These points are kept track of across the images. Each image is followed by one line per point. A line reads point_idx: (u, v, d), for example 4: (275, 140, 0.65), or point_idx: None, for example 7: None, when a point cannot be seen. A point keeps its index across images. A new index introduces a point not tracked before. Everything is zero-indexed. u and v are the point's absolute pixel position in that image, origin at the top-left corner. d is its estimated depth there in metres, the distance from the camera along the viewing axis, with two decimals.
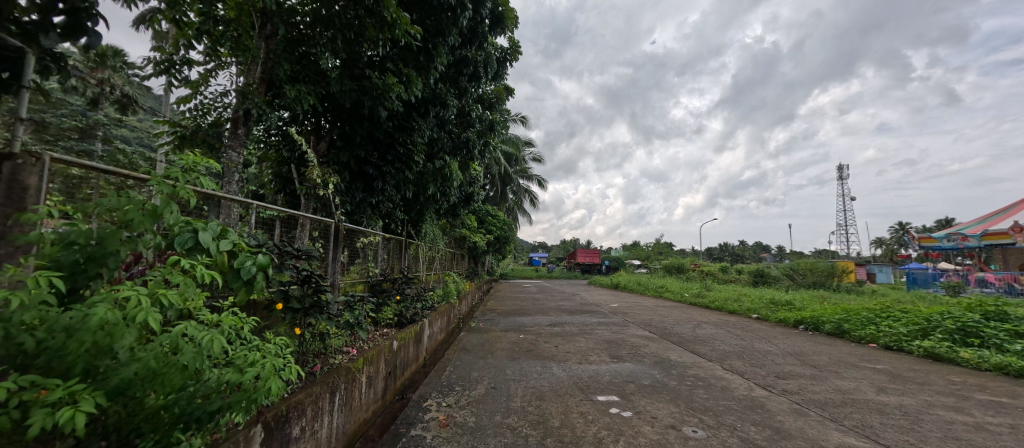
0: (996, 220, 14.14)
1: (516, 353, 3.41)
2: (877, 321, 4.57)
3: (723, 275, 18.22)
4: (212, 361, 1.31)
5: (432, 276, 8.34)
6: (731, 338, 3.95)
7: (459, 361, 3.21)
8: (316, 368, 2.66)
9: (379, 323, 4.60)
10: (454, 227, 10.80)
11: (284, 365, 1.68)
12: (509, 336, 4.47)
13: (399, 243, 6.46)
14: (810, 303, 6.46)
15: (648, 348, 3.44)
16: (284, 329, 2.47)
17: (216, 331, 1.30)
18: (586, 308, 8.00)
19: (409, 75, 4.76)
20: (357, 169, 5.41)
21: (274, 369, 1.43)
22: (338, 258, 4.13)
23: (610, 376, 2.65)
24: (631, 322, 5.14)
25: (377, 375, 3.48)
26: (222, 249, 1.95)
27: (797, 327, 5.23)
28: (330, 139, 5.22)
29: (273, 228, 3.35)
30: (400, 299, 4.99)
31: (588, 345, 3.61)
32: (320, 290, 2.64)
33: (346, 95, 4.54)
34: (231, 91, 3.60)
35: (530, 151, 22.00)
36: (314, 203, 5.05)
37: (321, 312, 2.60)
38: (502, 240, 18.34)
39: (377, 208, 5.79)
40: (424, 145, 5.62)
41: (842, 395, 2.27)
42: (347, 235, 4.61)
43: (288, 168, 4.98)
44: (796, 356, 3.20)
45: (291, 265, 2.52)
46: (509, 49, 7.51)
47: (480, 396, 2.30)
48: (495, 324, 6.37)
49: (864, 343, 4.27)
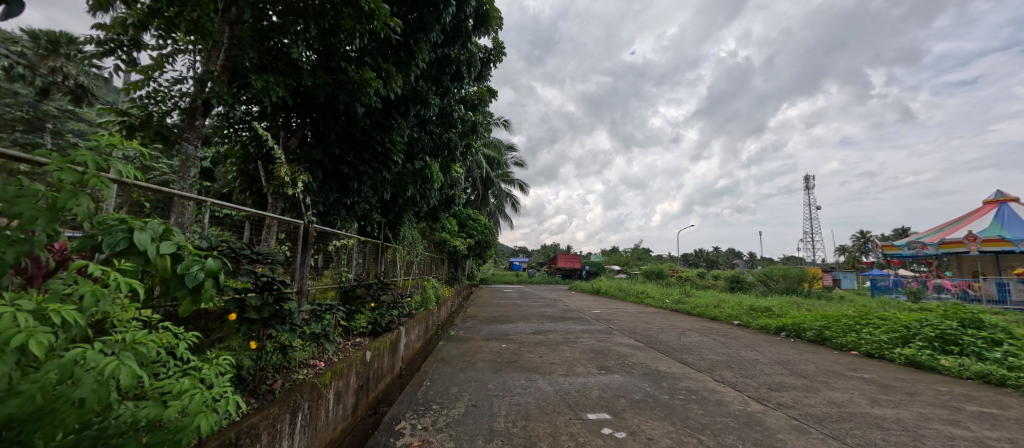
0: (952, 229, 14.97)
1: (498, 364, 3.22)
2: (857, 328, 4.63)
3: (700, 280, 18.56)
4: (127, 392, 1.06)
5: (410, 281, 8.04)
6: (717, 346, 3.88)
7: (438, 374, 2.99)
8: (276, 385, 2.40)
9: (351, 333, 4.31)
10: (434, 231, 10.53)
11: (226, 392, 1.42)
12: (490, 345, 4.27)
13: (376, 247, 6.17)
14: (789, 310, 6.55)
15: (635, 358, 3.32)
16: (238, 342, 2.20)
17: (132, 354, 1.06)
18: (568, 315, 7.87)
19: (389, 71, 4.53)
20: (331, 169, 5.07)
21: (207, 400, 1.19)
22: (307, 263, 3.83)
23: (598, 389, 2.49)
24: (615, 330, 5.03)
25: (348, 390, 3.21)
26: (163, 252, 1.73)
27: (778, 334, 5.26)
28: (301, 135, 4.92)
29: (233, 230, 3.06)
30: (375, 306, 4.72)
31: (574, 355, 3.46)
32: (282, 298, 2.38)
33: (320, 89, 4.27)
34: (189, 78, 3.29)
35: (513, 155, 21.92)
36: (283, 203, 4.73)
37: (285, 322, 2.35)
38: (483, 245, 18.11)
39: (352, 209, 5.51)
40: (403, 144, 5.36)
41: (838, 408, 2.19)
42: (318, 238, 4.32)
43: (255, 165, 4.65)
44: (784, 365, 3.14)
45: (248, 271, 2.26)
46: (494, 50, 7.37)
47: (461, 416, 2.10)
48: (475, 332, 6.14)
49: (846, 350, 4.30)
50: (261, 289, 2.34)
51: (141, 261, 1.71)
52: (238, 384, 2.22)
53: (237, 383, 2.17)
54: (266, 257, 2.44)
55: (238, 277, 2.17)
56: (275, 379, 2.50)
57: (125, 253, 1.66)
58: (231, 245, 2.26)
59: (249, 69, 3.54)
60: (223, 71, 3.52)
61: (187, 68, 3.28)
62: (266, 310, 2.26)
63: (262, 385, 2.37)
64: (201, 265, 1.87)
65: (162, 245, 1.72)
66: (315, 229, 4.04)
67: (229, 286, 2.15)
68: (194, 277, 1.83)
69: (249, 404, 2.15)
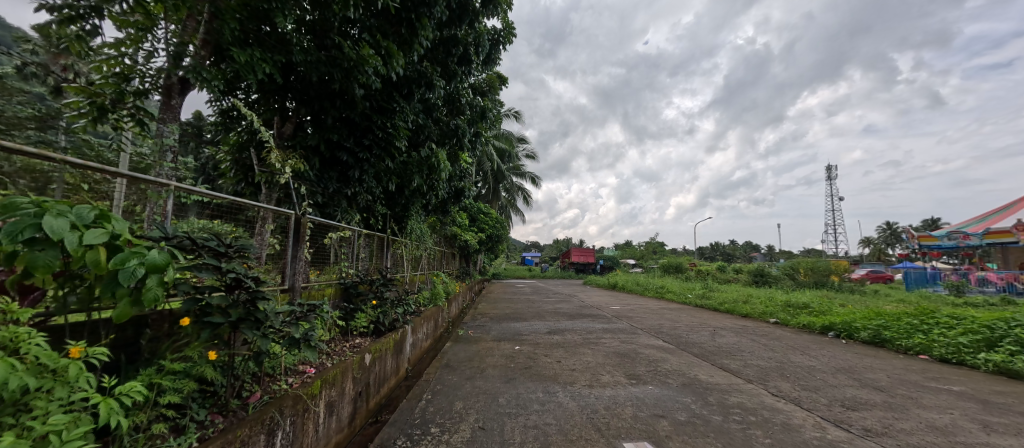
0: (998, 218, 13.91)
1: (510, 371, 2.82)
2: (924, 328, 4.09)
3: (722, 275, 17.81)
4: None
5: (417, 276, 7.72)
6: (761, 350, 3.40)
7: (444, 382, 2.62)
8: (252, 399, 2.06)
9: (350, 333, 3.97)
10: (445, 225, 10.17)
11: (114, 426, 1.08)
12: (503, 347, 3.87)
13: (380, 242, 5.84)
14: (830, 306, 5.98)
15: (668, 364, 2.87)
16: (200, 352, 1.85)
17: None
18: (585, 312, 7.40)
19: (389, 48, 4.16)
20: (330, 156, 4.71)
21: None
22: (300, 258, 3.49)
23: (632, 406, 2.06)
24: (640, 329, 4.59)
25: (343, 399, 2.87)
26: (89, 242, 1.39)
27: (826, 334, 4.73)
28: (297, 121, 4.55)
29: (220, 222, 2.76)
30: (377, 304, 4.36)
31: (597, 360, 3.03)
32: (256, 298, 2.01)
33: (314, 68, 3.90)
34: (162, 52, 2.95)
35: (524, 148, 21.44)
36: (278, 194, 4.41)
37: (262, 326, 2.01)
38: (495, 239, 17.71)
39: (354, 200, 5.16)
40: (407, 129, 4.98)
41: (945, 436, 1.73)
42: (315, 231, 3.98)
43: (248, 154, 4.37)
44: (850, 374, 2.65)
45: (212, 265, 1.88)
46: (503, 31, 6.90)
47: (467, 443, 1.70)
48: (486, 332, 5.77)
49: (914, 354, 3.79)
50: (230, 289, 1.97)
51: (57, 252, 1.36)
52: (204, 399, 1.87)
53: (199, 398, 1.83)
54: (235, 247, 2.09)
55: (198, 272, 1.80)
56: (252, 391, 2.17)
57: (33, 244, 1.31)
58: (191, 234, 1.89)
59: (229, 41, 3.16)
60: (201, 44, 3.18)
61: (162, 40, 2.96)
62: (237, 311, 1.91)
63: (234, 398, 2.03)
64: (142, 259, 1.53)
65: (86, 234, 1.37)
66: (311, 220, 3.72)
67: (186, 284, 1.79)
68: (131, 273, 1.48)
69: (214, 425, 1.80)
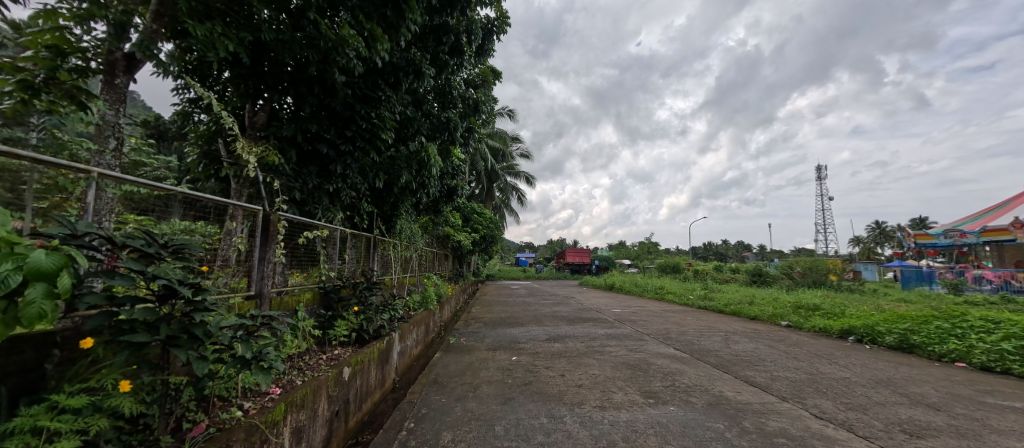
0: (994, 216, 13.89)
1: (508, 389, 2.47)
2: (958, 333, 3.82)
3: (719, 275, 17.62)
4: None
5: (407, 278, 7.33)
6: (784, 358, 3.09)
7: (437, 403, 2.27)
8: (192, 433, 1.68)
9: (329, 343, 3.59)
10: (437, 225, 9.78)
11: None
12: (499, 357, 3.52)
13: (366, 242, 5.46)
14: (843, 307, 5.72)
15: (687, 377, 2.54)
16: (118, 379, 1.47)
17: None
18: (585, 316, 7.07)
19: (373, 30, 3.80)
20: (308, 148, 4.32)
21: None
22: (269, 260, 3.09)
23: (657, 435, 1.72)
24: (646, 335, 4.25)
25: (315, 423, 2.50)
26: None
27: (847, 339, 4.46)
28: (271, 110, 4.15)
29: (189, 221, 2.43)
30: (360, 310, 3.97)
31: (606, 374, 2.68)
32: (195, 311, 1.63)
33: (287, 49, 3.51)
34: (104, 22, 2.54)
35: (518, 147, 21.10)
36: (249, 191, 4.00)
37: (203, 344, 1.63)
38: (488, 240, 17.31)
39: (337, 198, 4.77)
40: (394, 121, 4.61)
41: None
42: (292, 230, 3.59)
43: (217, 146, 3.98)
44: (894, 389, 2.34)
45: (135, 272, 1.50)
46: (497, 20, 6.54)
47: None
48: (480, 339, 5.39)
49: (949, 362, 3.53)
50: (161, 299, 1.58)
51: None
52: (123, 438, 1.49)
53: (119, 438, 1.45)
54: (171, 247, 1.71)
55: (110, 280, 1.41)
56: (195, 422, 1.80)
57: None
58: (110, 232, 1.50)
59: (184, 12, 2.77)
60: (154, 17, 2.78)
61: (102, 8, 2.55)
62: (167, 326, 1.52)
63: (168, 433, 1.65)
64: (20, 262, 1.15)
65: None
66: (286, 218, 3.33)
67: (95, 295, 1.40)
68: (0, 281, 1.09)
69: None
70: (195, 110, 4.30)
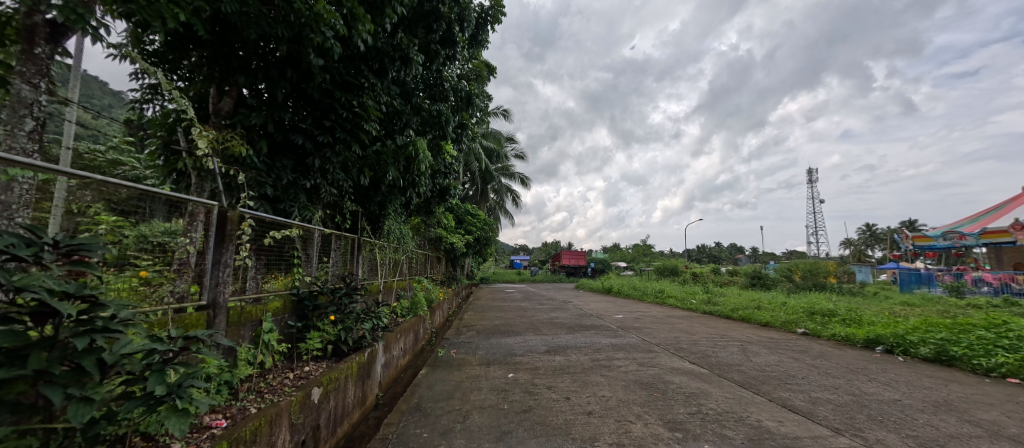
0: (993, 218, 13.81)
1: (508, 418, 2.08)
2: (1002, 346, 3.55)
3: (717, 277, 17.34)
4: None
5: (396, 282, 6.92)
6: (816, 375, 2.73)
7: (429, 439, 1.88)
8: None
9: (298, 359, 3.17)
10: (429, 226, 9.35)
11: None
12: (494, 374, 3.13)
13: (350, 244, 5.05)
14: (860, 313, 5.44)
15: (714, 402, 2.18)
16: None
17: None
18: (585, 323, 6.69)
19: (354, 9, 3.35)
20: (281, 139, 3.90)
21: None
22: (225, 263, 2.63)
23: None
24: (655, 346, 3.88)
25: None
26: None
27: (876, 350, 4.16)
28: (239, 95, 3.71)
29: (131, 220, 2.01)
30: (336, 320, 3.56)
31: (618, 397, 2.31)
32: (90, 334, 1.22)
33: (252, 25, 3.09)
34: None
35: (512, 148, 20.78)
36: (212, 186, 3.58)
37: (92, 378, 1.21)
38: (482, 242, 16.87)
39: (315, 195, 4.34)
40: (378, 111, 4.20)
41: None
42: (259, 230, 3.14)
43: (177, 136, 3.55)
44: (963, 417, 2.00)
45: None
46: (492, 9, 6.14)
47: None
48: (474, 350, 5.00)
49: (997, 377, 3.23)
50: (37, 319, 1.16)
51: None
52: None
53: None
54: (63, 246, 1.31)
55: None
56: None
57: None
58: None
59: None
60: None
61: None
62: (38, 356, 1.11)
63: None
64: None
65: None
66: (251, 217, 2.90)
67: None
68: None
69: None
70: (156, 98, 3.88)
